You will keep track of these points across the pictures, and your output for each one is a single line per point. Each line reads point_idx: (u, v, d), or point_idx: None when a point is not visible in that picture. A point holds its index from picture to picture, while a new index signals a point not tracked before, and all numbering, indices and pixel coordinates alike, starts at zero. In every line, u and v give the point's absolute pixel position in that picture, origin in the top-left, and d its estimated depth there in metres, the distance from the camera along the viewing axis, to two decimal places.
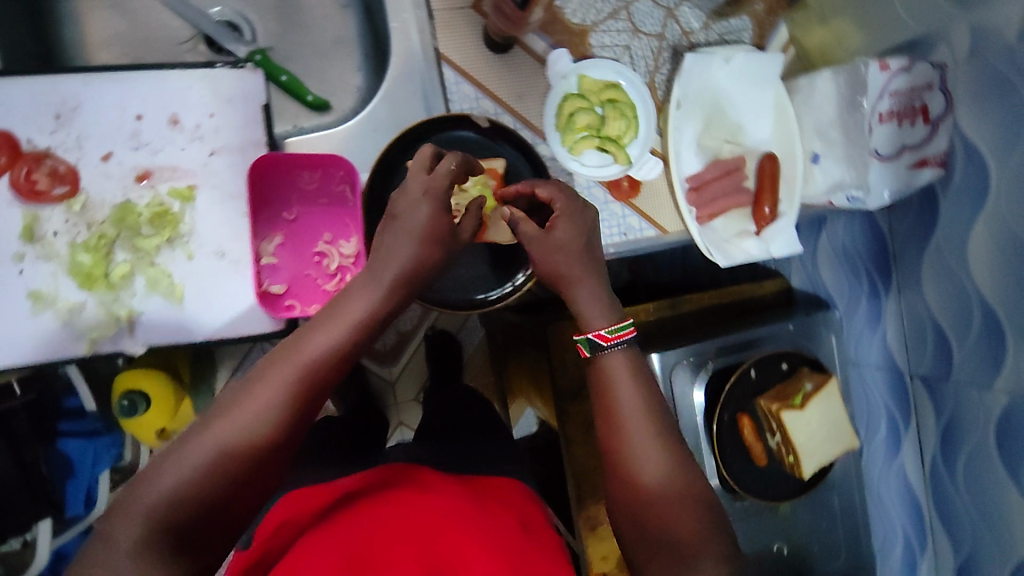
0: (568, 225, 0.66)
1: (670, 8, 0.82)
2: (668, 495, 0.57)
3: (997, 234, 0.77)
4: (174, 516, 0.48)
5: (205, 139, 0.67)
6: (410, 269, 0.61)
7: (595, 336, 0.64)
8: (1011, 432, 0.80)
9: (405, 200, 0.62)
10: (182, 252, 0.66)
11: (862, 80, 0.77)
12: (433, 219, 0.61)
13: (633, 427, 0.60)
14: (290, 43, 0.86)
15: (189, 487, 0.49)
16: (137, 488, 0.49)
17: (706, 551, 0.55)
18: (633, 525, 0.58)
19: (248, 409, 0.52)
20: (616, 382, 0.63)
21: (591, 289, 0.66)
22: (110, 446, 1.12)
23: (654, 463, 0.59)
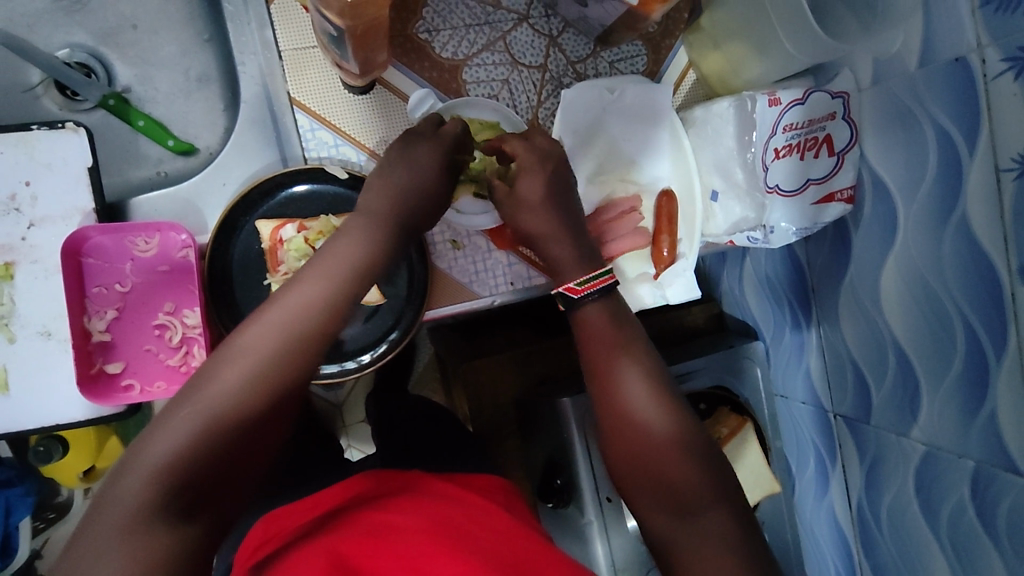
0: (532, 179, 0.64)
1: (552, 36, 0.75)
2: (671, 449, 0.54)
3: (906, 274, 0.71)
4: (189, 470, 0.44)
5: (22, 211, 0.62)
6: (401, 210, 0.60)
7: (563, 289, 0.61)
8: (929, 480, 0.75)
9: (392, 155, 0.63)
10: (0, 335, 0.61)
11: (751, 117, 0.71)
12: (418, 168, 0.62)
13: (631, 380, 0.57)
14: (149, 84, 0.80)
15: (185, 453, 0.44)
16: (142, 448, 0.44)
17: (712, 500, 0.53)
18: (638, 482, 0.55)
19: (238, 365, 0.48)
20: (615, 339, 0.59)
21: (563, 243, 0.63)
22: (23, 495, 1.16)
23: (654, 413, 0.56)
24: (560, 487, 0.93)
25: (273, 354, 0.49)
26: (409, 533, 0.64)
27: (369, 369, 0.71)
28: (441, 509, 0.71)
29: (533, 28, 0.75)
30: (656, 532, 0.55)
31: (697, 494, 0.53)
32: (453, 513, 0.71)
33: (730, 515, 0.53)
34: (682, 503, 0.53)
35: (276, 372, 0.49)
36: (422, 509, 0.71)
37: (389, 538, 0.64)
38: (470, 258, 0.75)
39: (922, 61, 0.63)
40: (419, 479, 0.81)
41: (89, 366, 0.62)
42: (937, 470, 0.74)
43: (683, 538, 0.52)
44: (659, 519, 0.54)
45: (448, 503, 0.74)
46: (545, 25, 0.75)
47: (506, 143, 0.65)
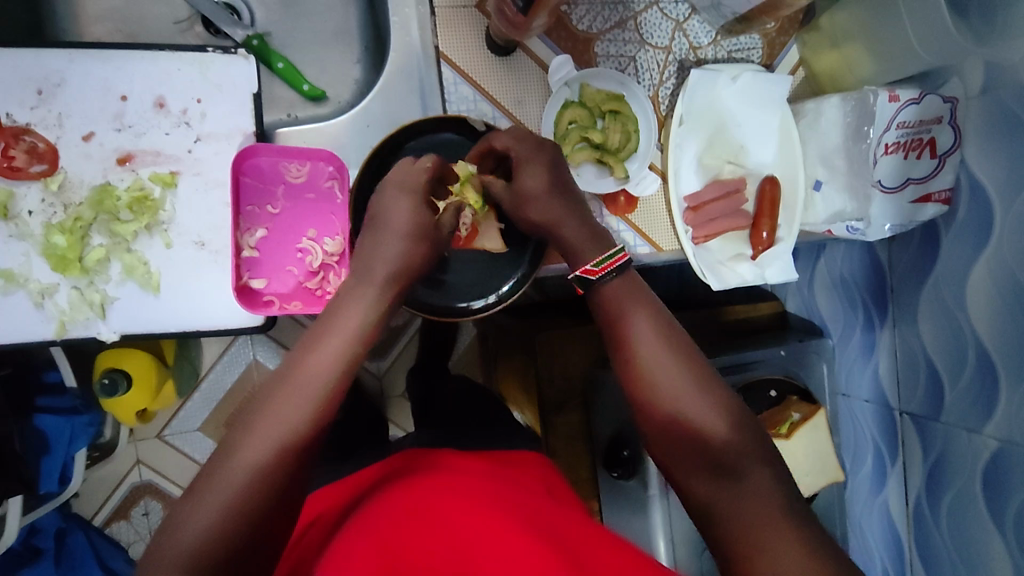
0: (533, 171, 0.64)
1: (679, 20, 0.79)
2: (705, 413, 0.54)
3: (997, 276, 0.75)
4: (211, 552, 0.47)
5: (191, 125, 0.66)
6: (401, 265, 0.59)
7: (582, 272, 0.61)
8: (997, 476, 0.79)
9: (383, 202, 0.61)
10: (160, 239, 0.65)
11: (870, 110, 0.75)
12: (415, 216, 0.60)
13: (655, 357, 0.57)
14: (289, 30, 0.85)
15: (223, 518, 0.48)
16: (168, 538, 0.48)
17: (751, 458, 0.52)
18: (675, 456, 0.55)
19: (263, 435, 0.51)
20: (625, 308, 0.59)
21: (574, 228, 0.63)
22: (86, 425, 1.16)
23: (681, 386, 0.55)
24: (626, 458, 0.97)
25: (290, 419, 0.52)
26: (442, 520, 0.61)
27: (492, 310, 0.73)
28: (480, 486, 0.68)
29: (662, 12, 0.79)
30: (695, 498, 0.53)
31: (734, 456, 0.52)
32: (498, 488, 0.69)
33: (771, 474, 0.52)
34: (721, 467, 0.52)
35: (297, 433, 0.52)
36: (477, 483, 0.69)
37: (427, 520, 0.61)
38: None
39: None
40: (451, 456, 0.79)
41: (239, 278, 0.66)
42: (1008, 466, 0.77)
43: (724, 500, 0.51)
44: (700, 482, 0.53)
45: (490, 480, 0.71)
46: (674, 10, 0.79)
47: (496, 140, 0.64)
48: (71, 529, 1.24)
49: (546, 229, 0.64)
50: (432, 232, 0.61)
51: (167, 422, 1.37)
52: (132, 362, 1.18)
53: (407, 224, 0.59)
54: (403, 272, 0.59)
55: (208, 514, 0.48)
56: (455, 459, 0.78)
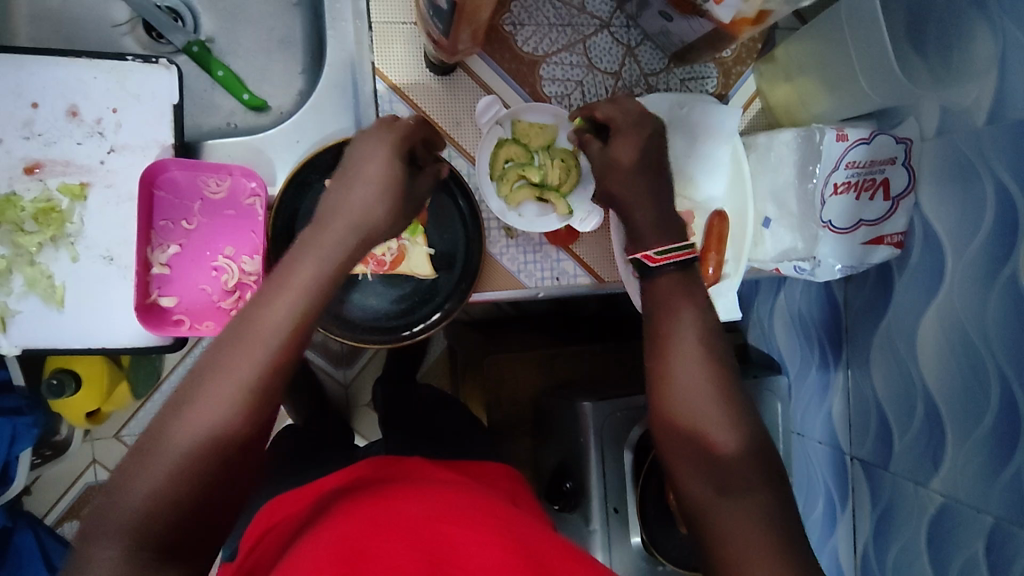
0: (625, 144, 0.63)
1: (630, 46, 0.77)
2: (719, 431, 0.52)
3: (946, 328, 0.72)
4: (153, 527, 0.44)
5: (105, 135, 0.63)
6: (368, 215, 0.55)
7: (642, 257, 0.59)
8: (941, 534, 0.76)
9: (361, 150, 0.57)
10: (66, 252, 0.62)
11: (816, 148, 0.73)
12: (392, 171, 0.57)
13: (689, 359, 0.54)
14: (233, 37, 0.82)
15: (169, 480, 0.44)
16: (106, 509, 0.44)
17: (755, 483, 0.50)
18: (691, 473, 0.52)
19: (222, 386, 0.47)
20: (673, 302, 0.57)
21: (646, 205, 0.62)
22: (30, 425, 1.14)
23: (711, 406, 0.53)
24: (568, 490, 0.94)
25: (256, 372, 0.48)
26: (409, 523, 0.57)
27: (413, 336, 0.72)
28: (452, 495, 0.65)
29: (612, 36, 0.77)
30: (693, 507, 0.52)
31: (738, 472, 0.51)
32: (470, 497, 0.66)
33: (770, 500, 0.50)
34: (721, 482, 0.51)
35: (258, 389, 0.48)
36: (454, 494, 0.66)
37: (381, 530, 0.56)
38: (522, 248, 0.76)
39: (991, 118, 0.63)
40: (427, 469, 0.78)
41: (146, 295, 0.63)
42: (954, 524, 0.74)
43: (720, 514, 0.50)
44: (702, 497, 0.51)
45: (462, 491, 0.68)
46: (625, 35, 0.77)
47: (599, 108, 0.66)
48: None
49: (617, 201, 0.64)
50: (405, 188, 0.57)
51: (123, 424, 1.35)
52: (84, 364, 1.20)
53: (379, 174, 0.56)
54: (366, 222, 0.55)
55: (159, 472, 0.45)
56: (441, 476, 0.76)
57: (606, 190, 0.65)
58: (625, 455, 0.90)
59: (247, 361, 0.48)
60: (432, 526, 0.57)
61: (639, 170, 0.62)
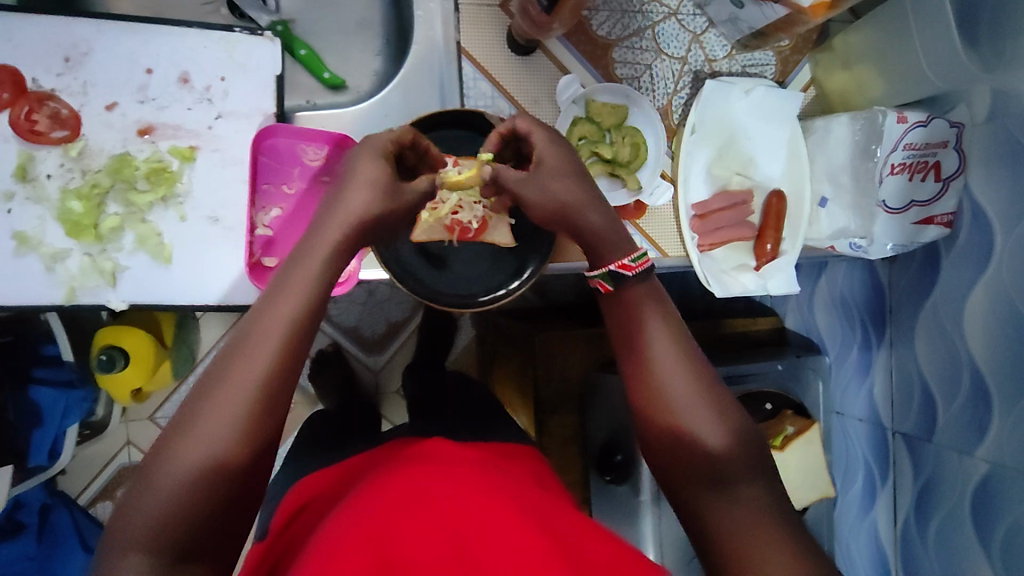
0: (554, 159, 0.61)
1: (696, 33, 0.81)
2: (708, 430, 0.53)
3: (995, 303, 0.76)
4: (174, 531, 0.44)
5: (213, 102, 0.67)
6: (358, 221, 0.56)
7: (616, 266, 0.60)
8: (986, 500, 0.79)
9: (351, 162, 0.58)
10: (175, 212, 0.65)
11: (878, 129, 0.77)
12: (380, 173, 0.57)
13: (669, 365, 0.56)
14: (313, 19, 0.86)
15: (183, 490, 0.45)
16: (124, 519, 0.44)
17: (746, 471, 0.52)
18: (677, 473, 0.54)
19: (218, 407, 0.47)
20: (644, 317, 0.58)
21: (602, 211, 0.62)
22: (81, 399, 1.15)
23: (689, 393, 0.55)
24: (619, 463, 0.97)
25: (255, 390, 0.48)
26: (437, 505, 0.56)
27: (493, 302, 0.74)
28: (467, 471, 0.63)
29: (680, 23, 0.81)
30: (690, 510, 0.53)
31: (733, 465, 0.52)
32: (490, 474, 0.64)
33: (763, 490, 0.52)
34: (715, 476, 0.52)
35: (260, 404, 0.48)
36: (475, 469, 0.65)
37: (403, 515, 0.54)
38: None
39: None
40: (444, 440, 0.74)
41: (251, 255, 0.66)
42: (998, 490, 0.78)
43: (716, 511, 0.51)
44: (696, 492, 0.52)
45: (483, 465, 0.66)
46: (692, 22, 0.81)
47: (516, 121, 0.62)
48: (55, 506, 1.19)
49: (561, 215, 0.62)
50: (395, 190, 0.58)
51: (159, 405, 1.33)
52: (131, 339, 1.14)
53: (371, 176, 0.57)
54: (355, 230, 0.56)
55: (168, 488, 0.45)
56: (440, 443, 0.71)
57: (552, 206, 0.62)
58: None
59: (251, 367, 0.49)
60: (456, 510, 0.56)
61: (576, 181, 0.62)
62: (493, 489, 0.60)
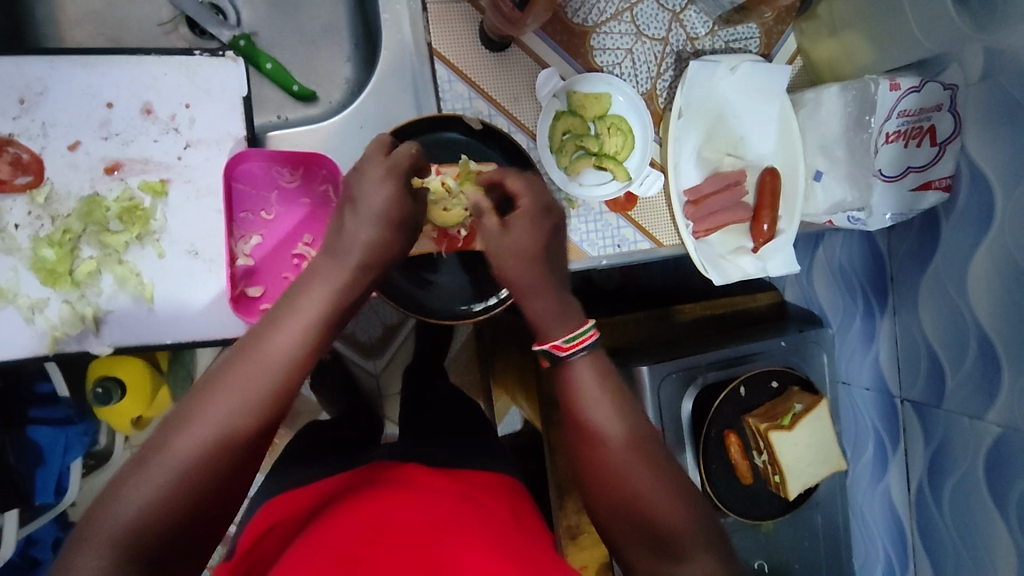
0: (524, 228, 0.60)
1: (675, 11, 0.78)
2: (667, 507, 0.52)
3: (1000, 265, 0.75)
4: (138, 544, 0.42)
5: (180, 131, 0.64)
6: (378, 249, 0.56)
7: (550, 346, 0.58)
8: (999, 463, 0.79)
9: (361, 181, 0.57)
10: (152, 249, 0.63)
11: (871, 100, 0.74)
12: (394, 202, 0.57)
13: (615, 437, 0.55)
14: (276, 29, 0.82)
15: (160, 501, 0.43)
16: (91, 524, 0.43)
17: (698, 544, 0.51)
18: (633, 546, 0.53)
19: (211, 415, 0.46)
20: (582, 387, 0.57)
21: (543, 295, 0.60)
22: (80, 434, 1.13)
23: (637, 467, 0.54)
24: None
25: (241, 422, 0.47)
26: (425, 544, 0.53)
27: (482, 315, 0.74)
28: (436, 504, 0.59)
29: (658, 3, 0.78)
30: None
31: (687, 538, 0.52)
32: (477, 512, 0.61)
33: (717, 560, 0.51)
34: (668, 553, 0.51)
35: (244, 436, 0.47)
36: (462, 505, 0.62)
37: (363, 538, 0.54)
38: (584, 220, 0.77)
39: None
40: (424, 468, 0.70)
41: (234, 287, 0.64)
42: (1011, 452, 0.77)
43: None
44: (649, 565, 0.51)
45: (472, 500, 0.64)
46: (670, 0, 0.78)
47: (507, 182, 0.61)
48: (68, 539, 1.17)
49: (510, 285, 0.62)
50: (409, 213, 0.58)
51: None
52: (127, 371, 1.12)
53: (380, 204, 0.56)
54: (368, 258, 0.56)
55: (142, 496, 0.43)
56: (394, 475, 0.67)
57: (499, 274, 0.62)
58: (685, 407, 0.92)
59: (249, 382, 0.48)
60: (428, 544, 0.53)
61: (530, 262, 0.60)
62: (480, 532, 0.57)
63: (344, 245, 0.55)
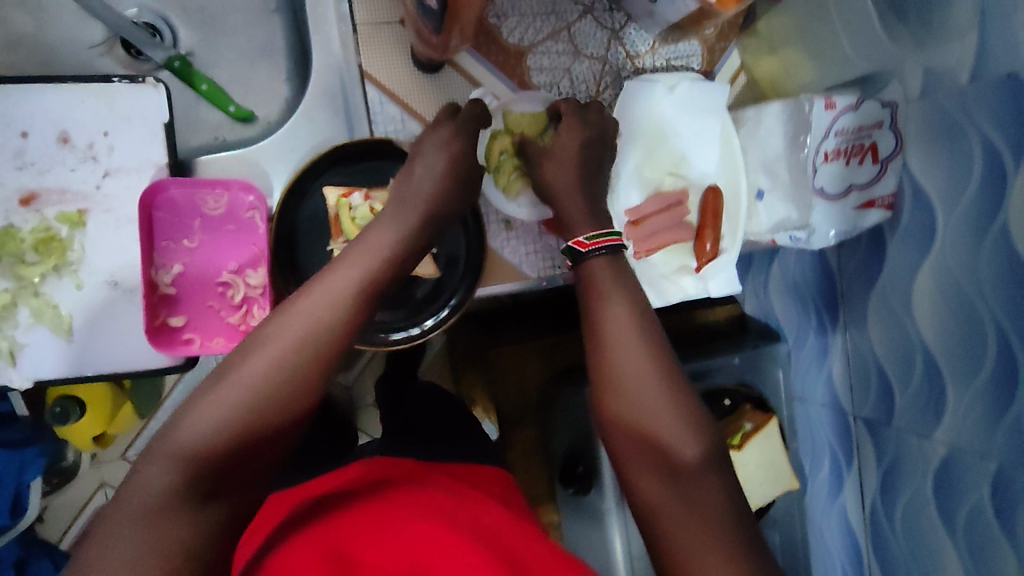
0: (570, 136, 0.70)
1: (614, 30, 0.77)
2: (675, 433, 0.56)
3: (942, 283, 0.74)
4: (210, 453, 0.48)
5: (98, 159, 0.63)
6: (436, 200, 0.64)
7: (574, 243, 0.65)
8: (947, 483, 0.78)
9: (427, 142, 0.66)
10: (70, 280, 0.62)
11: (806, 119, 0.74)
12: (453, 161, 0.65)
13: (622, 343, 0.59)
14: (213, 49, 0.81)
15: (235, 415, 0.50)
16: (176, 427, 0.49)
17: (706, 468, 0.55)
18: (643, 462, 0.56)
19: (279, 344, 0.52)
20: (605, 295, 0.62)
21: (575, 198, 0.68)
22: (36, 456, 1.10)
23: (648, 384, 0.58)
24: (581, 474, 0.95)
25: (297, 355, 0.52)
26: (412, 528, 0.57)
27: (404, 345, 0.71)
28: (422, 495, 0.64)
29: (596, 21, 0.77)
30: (645, 494, 0.56)
31: (692, 460, 0.55)
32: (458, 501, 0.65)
33: (720, 487, 0.55)
34: (669, 467, 0.56)
35: (298, 370, 0.52)
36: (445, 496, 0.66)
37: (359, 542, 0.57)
38: (521, 241, 0.77)
39: (974, 76, 0.64)
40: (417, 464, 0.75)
41: (154, 317, 0.64)
42: (958, 472, 0.76)
43: (674, 505, 0.54)
44: (651, 477, 0.56)
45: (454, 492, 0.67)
46: (608, 19, 0.77)
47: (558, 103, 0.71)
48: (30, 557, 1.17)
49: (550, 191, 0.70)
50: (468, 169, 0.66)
51: (128, 445, 1.29)
52: (87, 389, 1.15)
53: (441, 163, 0.65)
54: (432, 209, 0.64)
55: (219, 410, 0.50)
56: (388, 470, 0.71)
57: (541, 182, 0.70)
58: None
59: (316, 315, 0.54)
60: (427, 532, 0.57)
61: (574, 168, 0.70)
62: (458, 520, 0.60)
63: (412, 192, 0.63)
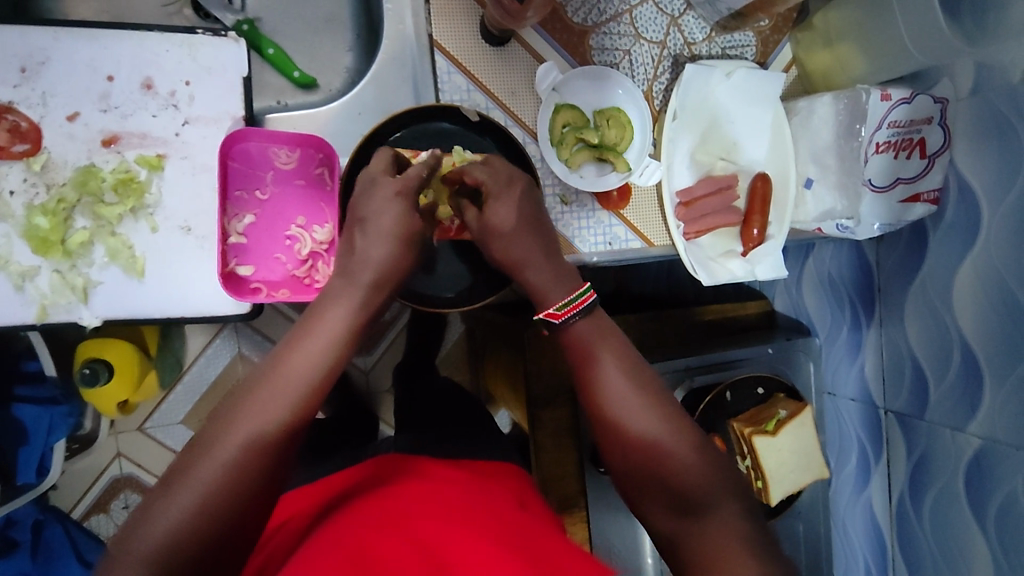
0: (504, 207, 0.59)
1: (674, 16, 0.79)
2: (682, 457, 0.53)
3: (985, 276, 0.75)
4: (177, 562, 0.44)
5: (179, 107, 0.65)
6: (387, 269, 0.56)
7: (545, 315, 0.58)
8: (980, 475, 0.79)
9: (371, 200, 0.57)
10: (145, 223, 0.64)
11: (863, 109, 0.76)
12: (404, 216, 0.56)
13: (615, 385, 0.55)
14: (280, 16, 0.83)
15: (200, 514, 0.46)
16: (131, 540, 0.45)
17: (718, 496, 0.52)
18: (654, 502, 0.53)
19: (238, 438, 0.48)
20: (592, 347, 0.57)
21: (540, 267, 0.59)
22: (66, 415, 1.05)
23: (651, 426, 0.54)
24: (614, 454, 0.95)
25: (258, 450, 0.49)
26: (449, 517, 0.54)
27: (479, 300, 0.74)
28: (416, 496, 0.58)
29: (657, 6, 0.79)
30: (664, 532, 0.53)
31: (705, 494, 0.52)
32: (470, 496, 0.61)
33: (740, 510, 0.52)
34: (681, 504, 0.52)
35: (261, 462, 0.49)
36: (463, 491, 0.61)
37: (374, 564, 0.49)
38: (576, 215, 0.77)
39: None
40: (431, 464, 0.68)
41: (225, 264, 0.65)
42: (992, 463, 0.77)
43: (694, 536, 0.50)
44: (663, 512, 0.52)
45: (472, 489, 0.63)
46: (669, 5, 0.79)
47: (471, 173, 0.60)
48: (47, 522, 1.08)
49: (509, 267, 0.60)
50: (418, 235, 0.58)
51: (149, 414, 1.19)
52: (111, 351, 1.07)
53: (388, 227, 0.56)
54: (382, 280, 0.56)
55: (180, 509, 0.46)
56: (408, 468, 0.66)
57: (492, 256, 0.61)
58: None
59: (275, 404, 0.51)
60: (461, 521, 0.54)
61: (525, 234, 0.59)
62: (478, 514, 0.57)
63: (356, 264, 0.56)
